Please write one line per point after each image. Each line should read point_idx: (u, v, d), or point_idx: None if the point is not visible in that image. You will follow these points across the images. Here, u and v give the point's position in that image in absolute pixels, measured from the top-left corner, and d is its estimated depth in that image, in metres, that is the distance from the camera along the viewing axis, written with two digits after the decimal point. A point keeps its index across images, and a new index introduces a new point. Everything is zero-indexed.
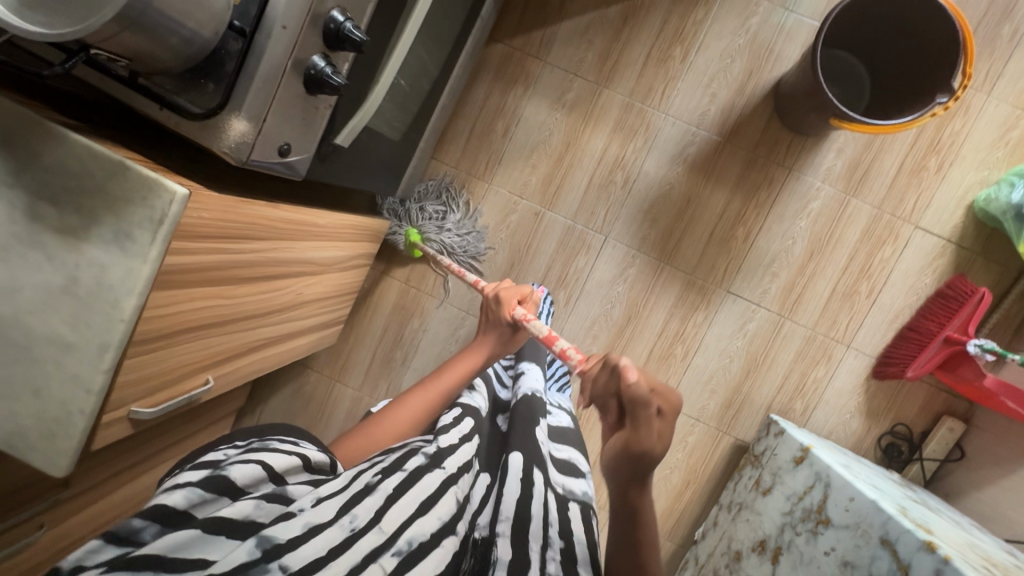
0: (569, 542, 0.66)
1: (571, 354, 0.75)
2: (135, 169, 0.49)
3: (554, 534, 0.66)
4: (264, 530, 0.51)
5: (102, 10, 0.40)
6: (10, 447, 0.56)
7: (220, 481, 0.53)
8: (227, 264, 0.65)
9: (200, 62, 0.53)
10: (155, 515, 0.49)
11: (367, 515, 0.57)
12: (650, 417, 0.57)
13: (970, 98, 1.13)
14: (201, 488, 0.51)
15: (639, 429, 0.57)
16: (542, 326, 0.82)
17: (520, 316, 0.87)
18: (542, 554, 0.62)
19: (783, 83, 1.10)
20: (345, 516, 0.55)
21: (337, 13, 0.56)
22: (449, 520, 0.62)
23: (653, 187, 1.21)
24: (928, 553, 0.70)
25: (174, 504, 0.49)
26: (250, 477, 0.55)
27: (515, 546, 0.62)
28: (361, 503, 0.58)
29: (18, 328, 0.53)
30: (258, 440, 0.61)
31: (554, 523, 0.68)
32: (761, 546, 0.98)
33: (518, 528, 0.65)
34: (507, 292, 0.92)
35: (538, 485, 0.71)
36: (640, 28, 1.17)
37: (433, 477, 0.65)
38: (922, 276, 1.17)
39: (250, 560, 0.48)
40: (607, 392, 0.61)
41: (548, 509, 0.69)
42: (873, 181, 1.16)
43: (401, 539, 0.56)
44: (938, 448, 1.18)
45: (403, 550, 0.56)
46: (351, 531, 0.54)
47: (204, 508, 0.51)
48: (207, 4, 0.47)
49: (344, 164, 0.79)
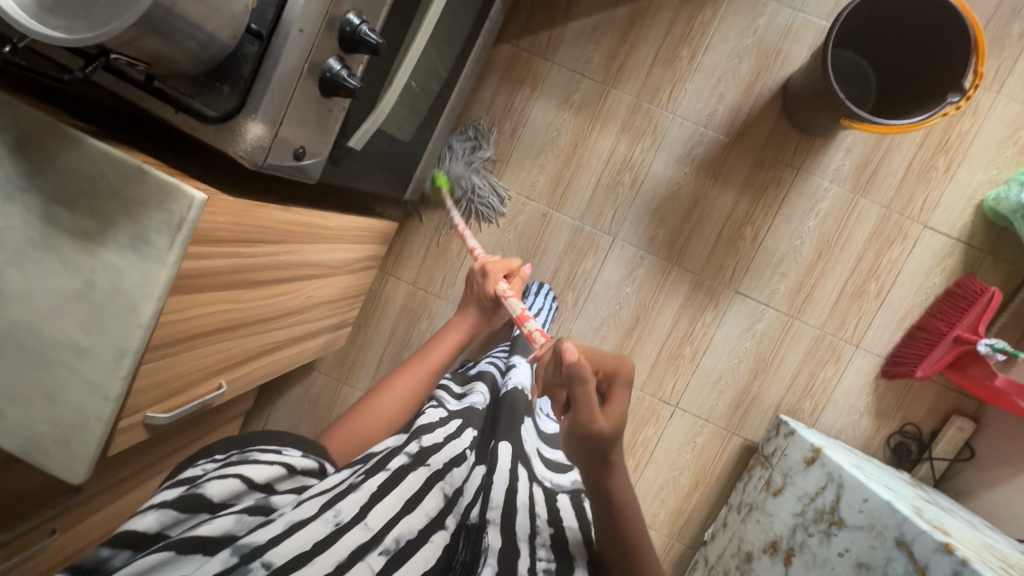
0: (559, 528, 0.65)
1: (537, 335, 0.79)
2: (151, 174, 0.48)
3: (542, 524, 0.65)
4: (238, 540, 0.49)
5: (126, 14, 0.40)
6: (26, 453, 0.55)
7: (193, 499, 0.51)
8: (241, 268, 0.65)
9: (215, 66, 0.52)
10: (126, 540, 0.48)
11: (352, 510, 0.55)
12: (589, 392, 0.57)
13: (978, 98, 1.13)
14: (174, 509, 0.50)
15: (580, 407, 0.57)
16: (518, 304, 0.85)
17: (501, 291, 0.90)
18: (531, 542, 0.61)
19: (792, 83, 1.10)
20: (328, 511, 0.54)
21: (353, 16, 0.56)
22: (437, 516, 0.61)
23: (661, 187, 1.20)
24: (946, 555, 0.70)
25: (146, 528, 0.49)
26: (226, 490, 0.53)
27: (505, 534, 0.60)
28: (345, 499, 0.56)
29: (35, 334, 0.52)
30: (238, 454, 0.58)
31: (542, 514, 0.66)
32: (772, 548, 0.98)
33: (507, 522, 0.62)
34: (494, 266, 0.95)
35: (522, 481, 0.69)
36: (648, 29, 1.17)
37: (416, 475, 0.63)
38: (931, 276, 1.17)
39: (225, 568, 0.47)
40: (554, 380, 0.63)
41: (534, 501, 0.68)
42: (882, 181, 1.16)
43: (388, 537, 0.55)
44: (948, 447, 1.17)
45: (391, 549, 0.54)
46: (336, 525, 0.53)
47: (179, 526, 0.50)
48: (226, 7, 0.47)
49: (355, 166, 0.78)
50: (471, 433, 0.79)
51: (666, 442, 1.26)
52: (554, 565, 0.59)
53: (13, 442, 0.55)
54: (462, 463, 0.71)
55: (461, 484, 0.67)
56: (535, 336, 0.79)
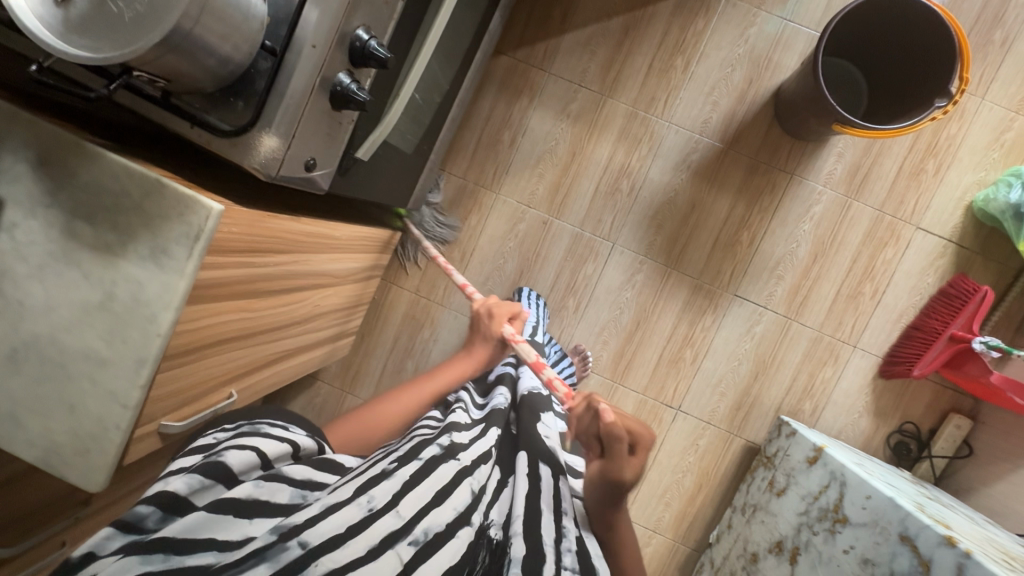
0: (581, 541, 0.65)
1: (557, 384, 0.85)
2: (171, 187, 0.50)
3: (568, 527, 0.65)
4: (279, 517, 0.52)
5: (150, 33, 0.42)
6: (44, 463, 0.56)
7: (217, 467, 0.53)
8: (252, 277, 0.66)
9: (230, 82, 0.54)
10: (158, 501, 0.49)
11: (384, 497, 0.56)
12: (622, 450, 0.69)
13: (965, 102, 1.16)
14: (201, 474, 0.52)
15: (614, 459, 0.69)
16: (532, 350, 0.89)
17: (508, 335, 0.91)
18: (557, 546, 0.61)
19: (784, 90, 1.12)
20: (362, 496, 0.56)
21: (362, 32, 0.58)
22: (465, 511, 0.60)
23: (657, 193, 1.23)
24: (949, 548, 0.71)
25: (176, 490, 0.50)
26: (245, 464, 0.55)
27: (530, 542, 0.60)
28: (379, 485, 0.58)
29: (55, 346, 0.53)
30: (248, 427, 0.61)
31: (567, 512, 0.68)
32: (778, 547, 0.99)
33: (529, 525, 0.62)
34: (500, 308, 0.95)
35: (545, 480, 0.71)
36: (642, 39, 1.20)
37: (448, 467, 0.63)
38: (925, 275, 1.20)
39: (264, 544, 0.49)
40: (590, 430, 0.74)
41: (558, 498, 0.69)
42: (874, 184, 1.19)
43: (417, 528, 0.55)
44: (947, 445, 1.19)
45: (420, 540, 0.54)
46: (369, 510, 0.54)
47: (204, 494, 0.51)
48: (244, 26, 0.48)
49: (361, 176, 0.80)
50: (496, 433, 0.78)
51: (669, 445, 1.27)
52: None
53: (33, 454, 0.56)
54: (490, 461, 0.70)
55: (486, 484, 0.66)
56: (556, 385, 0.84)
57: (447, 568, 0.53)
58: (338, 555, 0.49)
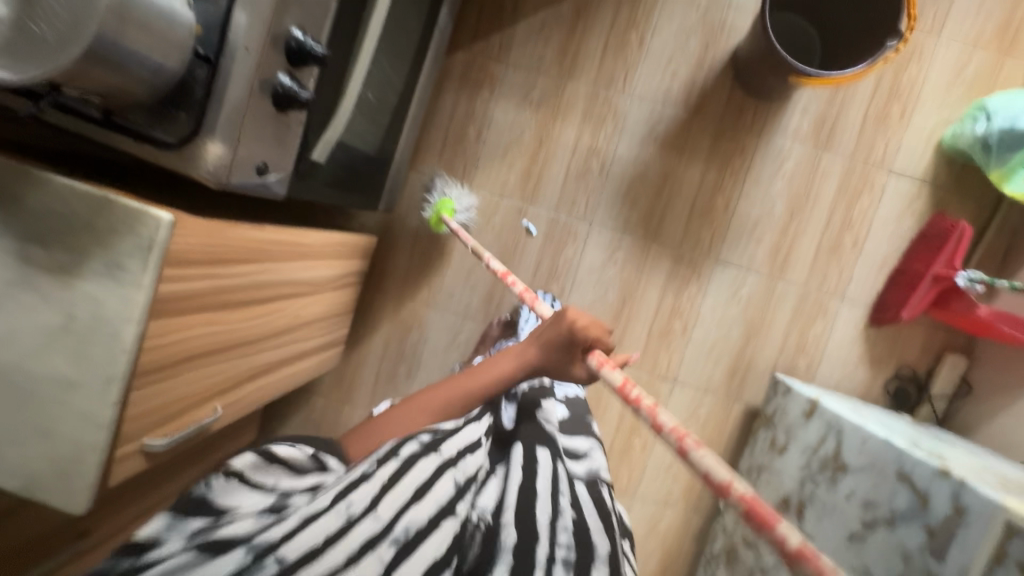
0: (579, 513, 0.63)
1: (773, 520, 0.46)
2: (118, 203, 0.50)
3: (565, 503, 0.63)
4: (255, 535, 0.50)
5: (71, 48, 0.42)
6: (26, 491, 0.56)
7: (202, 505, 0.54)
8: (220, 289, 0.66)
9: (169, 94, 0.54)
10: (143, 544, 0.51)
11: (364, 501, 0.54)
12: None
13: (921, 42, 1.16)
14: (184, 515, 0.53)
15: None
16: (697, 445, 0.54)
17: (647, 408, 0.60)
18: (552, 523, 0.59)
19: (740, 52, 1.13)
20: (341, 502, 0.53)
21: (297, 31, 0.58)
22: (448, 502, 0.57)
23: (629, 168, 1.23)
24: (943, 480, 0.70)
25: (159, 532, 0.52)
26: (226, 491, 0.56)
27: (523, 527, 0.58)
28: (358, 489, 0.55)
29: (23, 373, 0.54)
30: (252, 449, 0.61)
31: (565, 492, 0.65)
32: (784, 503, 0.99)
33: (523, 507, 0.60)
34: (582, 321, 0.72)
35: (543, 463, 0.67)
36: (594, 19, 1.20)
37: (427, 462, 0.60)
38: (904, 220, 1.19)
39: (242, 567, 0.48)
40: None
41: (556, 479, 0.66)
42: (841, 134, 1.19)
43: (398, 526, 0.53)
44: (946, 385, 1.19)
45: (401, 539, 0.53)
46: (348, 517, 0.52)
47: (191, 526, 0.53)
48: (172, 36, 0.49)
49: (321, 181, 0.80)
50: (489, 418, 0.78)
51: None
52: (574, 554, 0.58)
53: (16, 483, 0.56)
54: (480, 450, 0.68)
55: (474, 472, 0.64)
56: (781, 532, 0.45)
57: (432, 560, 0.53)
58: (316, 569, 0.48)
